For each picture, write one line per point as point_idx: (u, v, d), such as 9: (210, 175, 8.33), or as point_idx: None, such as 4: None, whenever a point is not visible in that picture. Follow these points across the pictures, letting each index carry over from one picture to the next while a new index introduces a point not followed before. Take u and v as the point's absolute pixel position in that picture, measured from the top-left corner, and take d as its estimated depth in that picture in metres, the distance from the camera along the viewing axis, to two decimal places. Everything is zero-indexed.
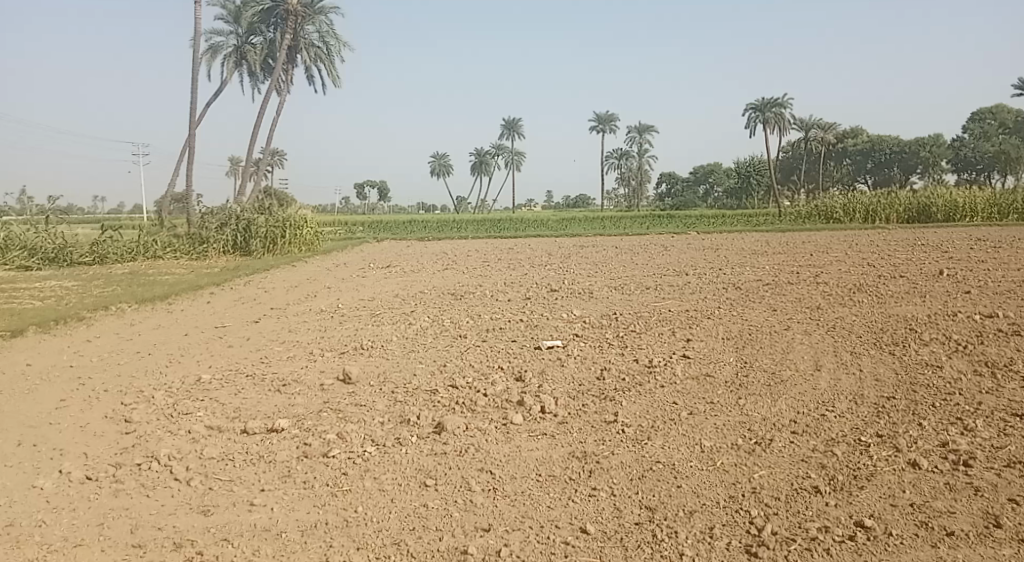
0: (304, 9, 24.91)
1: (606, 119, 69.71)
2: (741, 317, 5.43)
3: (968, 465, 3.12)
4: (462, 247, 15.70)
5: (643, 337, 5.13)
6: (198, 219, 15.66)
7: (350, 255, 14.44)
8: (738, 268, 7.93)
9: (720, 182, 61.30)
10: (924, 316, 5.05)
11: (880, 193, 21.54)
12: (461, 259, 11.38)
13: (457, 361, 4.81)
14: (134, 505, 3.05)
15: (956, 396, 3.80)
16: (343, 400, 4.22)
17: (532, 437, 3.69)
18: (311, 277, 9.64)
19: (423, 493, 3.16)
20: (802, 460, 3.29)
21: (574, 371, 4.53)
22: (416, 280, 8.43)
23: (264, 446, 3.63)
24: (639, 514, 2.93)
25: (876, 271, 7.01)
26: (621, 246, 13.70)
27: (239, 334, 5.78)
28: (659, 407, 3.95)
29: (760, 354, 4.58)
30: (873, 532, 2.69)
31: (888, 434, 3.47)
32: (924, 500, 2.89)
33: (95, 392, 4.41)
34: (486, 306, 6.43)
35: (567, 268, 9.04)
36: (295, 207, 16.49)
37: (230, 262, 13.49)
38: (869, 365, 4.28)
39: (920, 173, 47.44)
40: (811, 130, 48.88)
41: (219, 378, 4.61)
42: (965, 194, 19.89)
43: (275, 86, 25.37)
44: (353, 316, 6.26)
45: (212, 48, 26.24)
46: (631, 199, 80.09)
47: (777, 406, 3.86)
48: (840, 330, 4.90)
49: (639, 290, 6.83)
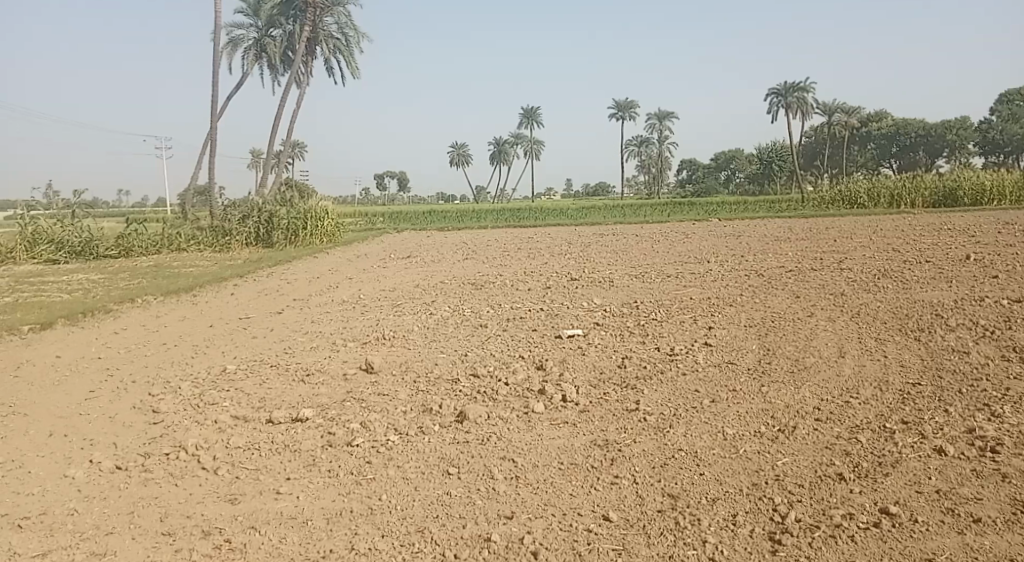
0: (322, 1, 24.90)
1: (625, 106, 69.09)
2: (764, 304, 5.37)
3: (996, 452, 3.07)
4: (481, 236, 15.70)
5: (664, 325, 5.10)
6: (220, 212, 15.82)
7: (370, 245, 14.53)
8: (760, 255, 7.85)
9: (740, 168, 60.58)
10: (950, 302, 4.96)
11: (906, 176, 21.17)
12: (481, 248, 11.41)
13: (479, 350, 4.83)
14: (163, 493, 3.11)
15: (984, 382, 3.74)
16: (366, 389, 4.26)
17: (554, 426, 3.70)
18: (333, 267, 9.73)
19: (446, 481, 3.18)
20: (825, 447, 3.27)
21: (596, 359, 4.52)
22: (437, 270, 8.47)
23: (289, 435, 3.68)
24: (661, 501, 2.93)
25: (902, 256, 6.88)
26: (641, 234, 13.61)
27: (263, 325, 5.85)
28: (681, 396, 3.93)
29: (782, 341, 4.54)
30: (898, 519, 2.67)
31: (914, 421, 3.43)
32: (951, 487, 2.85)
33: (124, 383, 4.50)
34: (507, 295, 6.44)
35: (588, 256, 9.01)
36: (315, 199, 16.59)
37: (253, 254, 13.67)
38: (895, 352, 4.22)
39: (947, 156, 46.49)
40: (834, 114, 48.05)
41: (243, 369, 4.67)
42: (993, 176, 19.48)
43: (294, 79, 25.51)
44: (374, 306, 6.31)
45: (232, 41, 26.38)
46: (649, 187, 79.47)
47: (801, 393, 3.83)
48: (864, 316, 4.83)
49: (660, 278, 6.79)
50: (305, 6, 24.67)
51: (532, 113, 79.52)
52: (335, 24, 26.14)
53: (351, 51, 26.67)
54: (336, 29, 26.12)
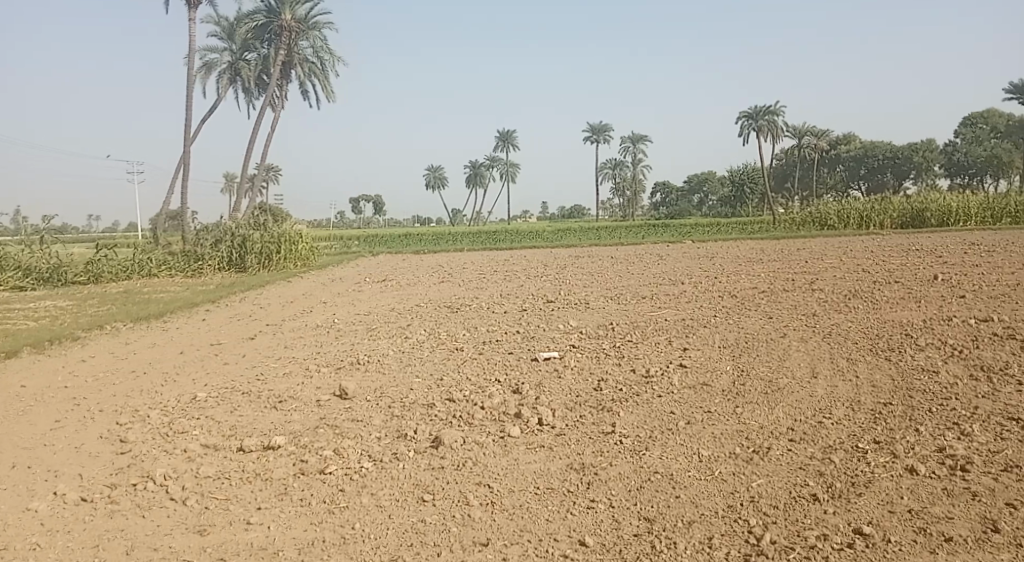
0: (297, 24, 24.84)
1: (599, 130, 70.11)
2: (738, 325, 5.42)
3: (966, 470, 3.11)
4: (458, 259, 15.72)
5: (640, 346, 5.12)
6: (193, 236, 15.70)
7: (345, 269, 14.49)
8: (733, 277, 7.94)
9: (712, 190, 61.55)
10: (920, 322, 5.04)
11: (875, 198, 21.61)
12: (457, 272, 11.45)
13: (454, 375, 4.79)
14: (130, 525, 3.04)
15: (953, 401, 3.80)
16: (340, 415, 4.21)
17: (530, 450, 3.69)
18: (307, 292, 9.65)
19: (421, 508, 3.15)
20: (799, 468, 3.29)
21: (572, 382, 4.52)
22: (412, 293, 8.46)
23: (260, 464, 3.63)
24: (637, 525, 2.92)
25: (871, 277, 6.98)
26: (616, 255, 13.74)
27: (235, 351, 5.78)
28: (657, 418, 3.94)
29: (756, 362, 4.58)
30: (871, 539, 2.68)
31: (886, 440, 3.47)
32: (922, 506, 2.88)
33: (91, 412, 4.40)
34: (483, 318, 6.43)
35: (563, 279, 9.06)
36: (290, 222, 16.56)
37: (225, 278, 13.54)
38: (866, 372, 4.27)
39: (913, 178, 47.57)
40: (805, 136, 49.15)
41: (215, 396, 4.60)
42: (959, 198, 19.90)
43: (269, 101, 25.50)
44: (349, 331, 6.26)
45: (206, 65, 26.33)
46: (625, 208, 80.11)
47: (774, 414, 3.86)
48: (835, 336, 4.89)
49: (635, 300, 6.82)
50: (280, 30, 24.64)
51: (507, 135, 79.98)
52: (310, 48, 26.21)
53: (326, 74, 26.77)
54: (311, 52, 26.18)
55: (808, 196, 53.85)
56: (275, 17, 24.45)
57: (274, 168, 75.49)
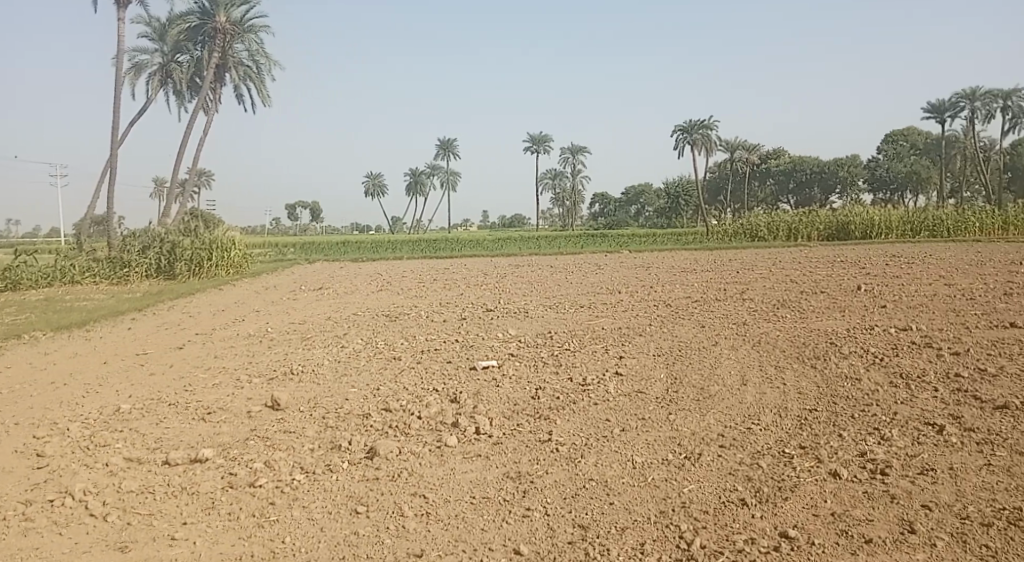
0: (233, 27, 24.30)
1: (540, 141, 70.79)
2: (672, 334, 5.55)
3: (885, 474, 3.25)
4: (398, 267, 15.60)
5: (578, 354, 5.19)
6: (119, 242, 15.11)
7: (280, 277, 14.19)
8: (668, 286, 8.13)
9: (649, 202, 63.04)
10: (844, 330, 5.27)
11: (802, 211, 22.50)
12: (396, 280, 11.36)
13: (391, 384, 4.74)
14: (45, 544, 2.89)
15: (873, 407, 3.98)
16: (271, 426, 4.11)
17: (466, 459, 3.68)
18: (239, 300, 9.41)
19: (354, 520, 3.10)
20: (729, 473, 3.38)
21: (509, 391, 4.53)
22: (349, 302, 8.35)
23: (187, 477, 3.51)
24: (572, 533, 2.94)
25: (799, 287, 7.26)
26: (556, 265, 13.88)
27: (162, 361, 5.58)
28: (592, 425, 3.99)
29: (689, 369, 4.69)
30: (796, 542, 2.78)
31: (811, 445, 3.60)
32: (844, 509, 3.00)
33: (5, 426, 4.17)
34: (422, 327, 6.39)
35: (502, 287, 9.10)
36: (224, 228, 16.13)
37: (154, 286, 13.08)
38: (793, 379, 4.44)
39: (839, 192, 49.79)
40: (739, 151, 50.83)
41: (140, 408, 4.42)
42: (881, 212, 20.91)
43: (201, 105, 24.82)
44: (283, 340, 6.13)
45: (135, 66, 25.46)
46: (565, 220, 81.91)
47: (706, 421, 3.96)
48: (764, 344, 5.06)
49: (573, 309, 6.91)
50: (214, 32, 24.04)
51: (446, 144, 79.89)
52: (246, 51, 25.68)
53: (262, 78, 26.25)
54: (246, 56, 25.65)
55: (741, 208, 55.65)
56: (209, 18, 23.84)
57: (208, 174, 73.31)
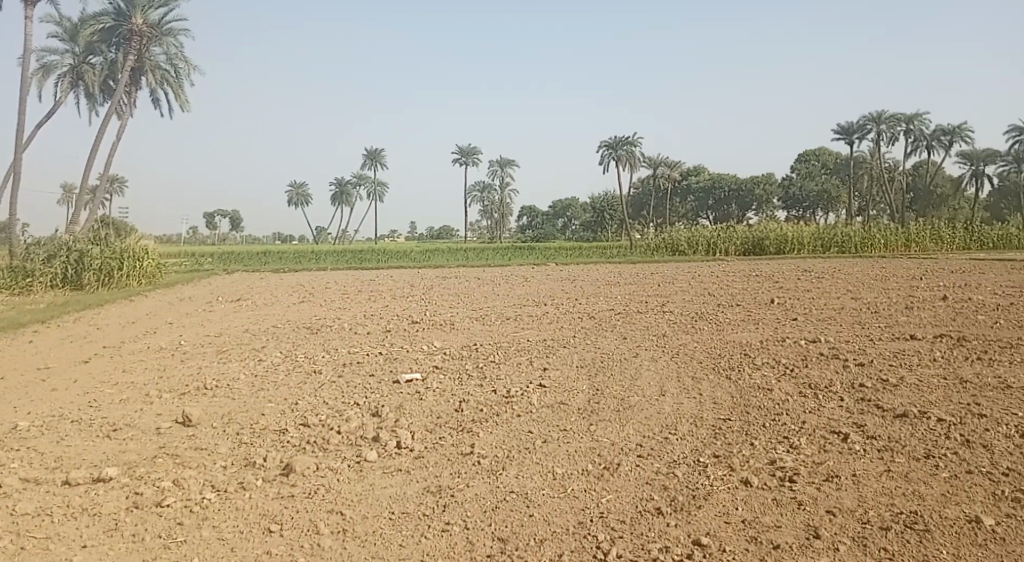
0: (151, 29, 23.44)
1: (469, 152, 70.73)
2: (595, 345, 5.65)
3: (793, 481, 3.39)
4: (322, 278, 15.32)
5: (502, 366, 5.21)
6: (21, 250, 14.27)
7: (196, 288, 13.69)
8: (593, 299, 8.26)
9: (578, 215, 64.05)
10: (758, 342, 5.49)
11: (721, 226, 23.28)
12: (320, 291, 11.15)
13: (310, 399, 4.64)
14: None
15: (784, 416, 4.15)
16: (182, 444, 3.95)
17: (386, 474, 3.64)
18: (151, 312, 9.02)
19: (267, 539, 3.01)
20: (646, 483, 3.46)
21: (432, 404, 4.51)
22: (269, 314, 8.13)
23: (89, 498, 3.34)
24: (491, 546, 2.94)
25: (716, 300, 7.51)
26: (483, 276, 13.91)
27: (65, 376, 5.30)
28: (515, 437, 4.01)
29: (610, 381, 4.78)
30: (707, 549, 2.86)
31: (724, 454, 3.72)
32: (754, 516, 3.11)
33: None
34: (345, 339, 6.30)
35: (428, 299, 9.05)
36: (136, 237, 15.47)
37: (56, 297, 12.39)
38: (709, 389, 4.58)
39: (754, 209, 51.81)
40: (661, 168, 52.17)
41: (38, 425, 4.18)
42: (794, 228, 21.84)
43: (115, 109, 23.77)
44: (197, 353, 5.92)
45: (44, 66, 24.19)
46: (496, 230, 81.90)
47: (625, 431, 4.04)
48: (683, 356, 5.21)
49: (499, 320, 6.94)
50: (129, 34, 23.11)
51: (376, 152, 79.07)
52: (164, 55, 24.81)
53: (180, 84, 25.42)
54: (165, 60, 24.79)
55: (665, 223, 57.15)
56: (124, 20, 22.91)
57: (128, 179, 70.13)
